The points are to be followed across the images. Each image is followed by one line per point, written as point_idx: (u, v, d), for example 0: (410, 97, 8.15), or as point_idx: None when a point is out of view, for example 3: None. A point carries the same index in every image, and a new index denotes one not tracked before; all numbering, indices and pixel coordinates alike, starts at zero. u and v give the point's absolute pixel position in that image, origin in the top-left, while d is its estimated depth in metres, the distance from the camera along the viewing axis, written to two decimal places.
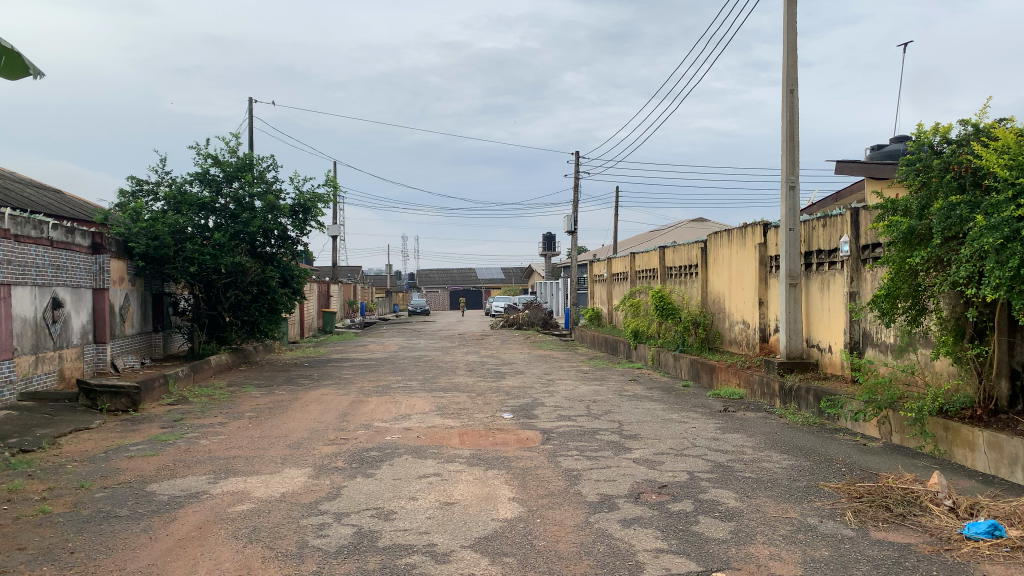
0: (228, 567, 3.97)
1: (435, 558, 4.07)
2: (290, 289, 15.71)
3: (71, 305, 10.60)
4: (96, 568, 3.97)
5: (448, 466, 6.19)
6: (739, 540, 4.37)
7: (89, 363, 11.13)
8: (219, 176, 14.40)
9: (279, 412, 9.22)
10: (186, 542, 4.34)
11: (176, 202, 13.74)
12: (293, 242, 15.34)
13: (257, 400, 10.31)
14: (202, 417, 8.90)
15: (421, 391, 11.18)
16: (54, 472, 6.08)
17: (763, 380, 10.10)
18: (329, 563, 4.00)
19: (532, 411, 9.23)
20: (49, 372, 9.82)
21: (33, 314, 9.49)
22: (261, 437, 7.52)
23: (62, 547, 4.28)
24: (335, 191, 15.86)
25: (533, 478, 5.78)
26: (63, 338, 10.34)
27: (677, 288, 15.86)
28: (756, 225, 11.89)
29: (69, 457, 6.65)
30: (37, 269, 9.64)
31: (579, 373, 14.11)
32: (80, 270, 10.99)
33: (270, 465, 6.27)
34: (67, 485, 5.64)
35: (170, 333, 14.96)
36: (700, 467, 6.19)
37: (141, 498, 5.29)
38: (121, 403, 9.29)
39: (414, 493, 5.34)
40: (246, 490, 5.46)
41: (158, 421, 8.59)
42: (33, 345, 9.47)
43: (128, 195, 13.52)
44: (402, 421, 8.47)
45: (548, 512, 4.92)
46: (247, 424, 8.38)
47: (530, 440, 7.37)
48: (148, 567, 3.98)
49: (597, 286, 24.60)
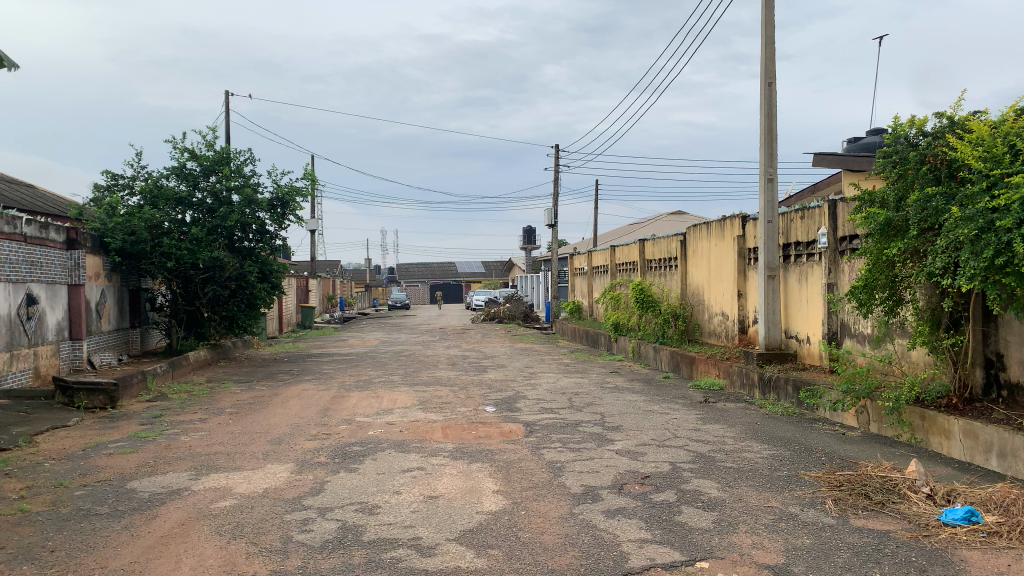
0: (211, 563, 3.94)
1: (420, 551, 4.07)
2: (268, 284, 15.56)
3: (46, 301, 10.46)
4: (77, 567, 3.92)
5: (431, 459, 6.18)
6: (722, 529, 4.41)
7: (65, 360, 11.00)
8: (196, 170, 14.22)
9: (259, 407, 9.18)
10: (169, 539, 4.31)
11: (152, 196, 13.60)
12: (272, 236, 15.22)
13: (238, 395, 10.22)
14: (182, 413, 8.83)
15: (402, 385, 11.15)
16: (31, 470, 6.00)
17: (742, 371, 10.20)
18: (313, 558, 3.98)
19: (515, 404, 9.24)
20: (24, 369, 9.69)
21: (7, 311, 9.34)
22: (243, 433, 7.46)
23: (42, 546, 4.23)
24: (313, 184, 15.74)
25: (516, 471, 5.78)
26: (39, 335, 10.21)
27: (657, 280, 15.92)
28: (735, 216, 11.99)
29: (47, 455, 6.56)
30: (10, 265, 9.48)
31: (560, 365, 14.15)
32: (56, 267, 10.83)
33: (252, 460, 6.23)
34: (46, 483, 5.58)
35: (147, 329, 14.79)
36: (682, 458, 6.24)
37: (121, 495, 5.25)
38: (99, 400, 9.17)
39: (398, 488, 5.33)
40: (228, 486, 5.42)
41: (137, 418, 8.49)
42: (8, 342, 9.33)
43: (103, 189, 13.36)
44: (384, 415, 8.44)
45: (533, 504, 4.94)
46: (227, 419, 8.31)
47: (514, 433, 7.36)
48: (130, 565, 3.94)
49: (577, 279, 24.66)
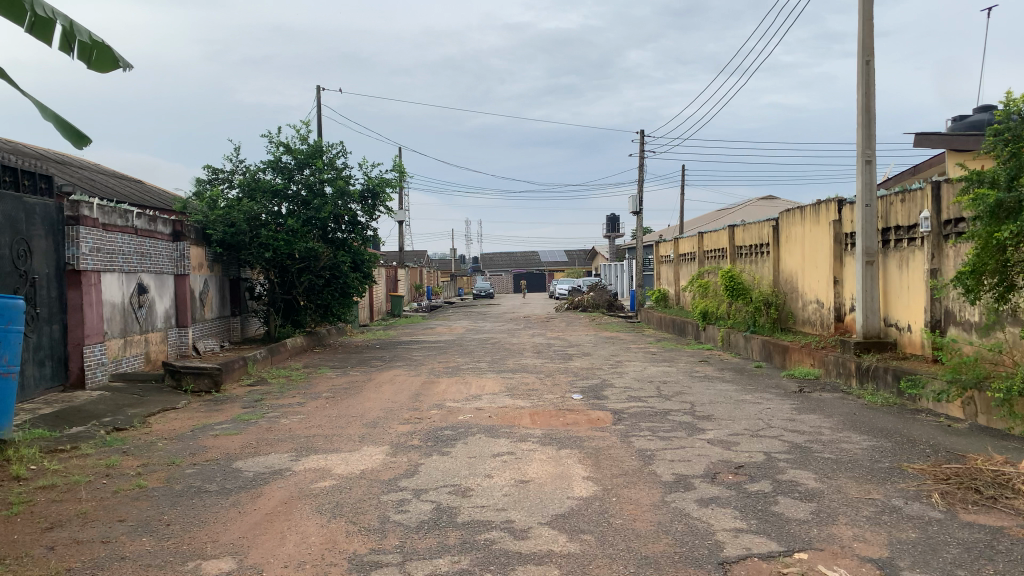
0: (314, 540, 4.09)
1: (514, 534, 4.12)
2: (360, 273, 15.96)
3: (155, 291, 11.03)
4: (192, 539, 4.15)
5: (521, 445, 6.24)
6: (820, 521, 4.29)
7: (172, 346, 11.59)
8: (291, 164, 14.68)
9: (353, 392, 9.46)
10: (274, 516, 4.50)
11: (250, 189, 14.14)
12: (363, 227, 15.60)
13: (332, 381, 10.55)
14: (281, 397, 9.19)
15: (489, 372, 11.27)
16: (146, 449, 6.36)
17: (838, 360, 9.87)
18: (411, 538, 4.09)
19: (602, 392, 9.22)
20: (136, 354, 10.26)
21: (121, 300, 9.90)
22: (339, 416, 7.72)
23: (159, 519, 4.49)
24: (402, 175, 16.02)
25: (606, 458, 5.77)
26: (149, 322, 10.78)
27: (748, 268, 15.56)
28: (830, 201, 11.58)
29: (159, 435, 6.94)
30: (123, 256, 10.02)
31: (647, 354, 14.02)
32: (163, 258, 11.41)
33: (348, 443, 6.43)
34: (159, 461, 5.91)
35: (246, 317, 15.43)
36: (777, 448, 6.10)
37: (228, 473, 5.51)
38: (204, 384, 9.62)
39: (489, 471, 5.41)
40: (327, 467, 5.62)
41: (240, 401, 8.88)
42: (122, 329, 9.90)
43: (205, 183, 13.98)
44: (472, 401, 8.56)
45: (624, 490, 4.93)
46: (324, 403, 8.60)
47: (603, 420, 7.35)
48: (239, 539, 4.14)
49: (663, 267, 24.34)
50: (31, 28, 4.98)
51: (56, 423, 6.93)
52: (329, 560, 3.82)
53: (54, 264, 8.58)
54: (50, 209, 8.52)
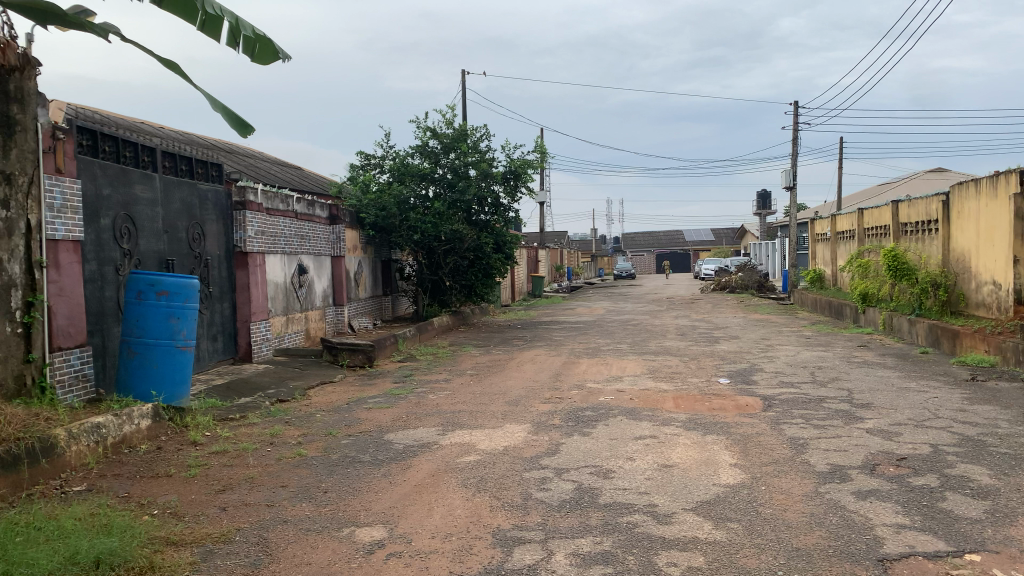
0: (459, 514, 4.21)
1: (657, 518, 4.06)
2: (503, 254, 16.19)
3: (314, 271, 11.67)
4: (347, 507, 4.38)
5: (664, 428, 6.13)
6: (996, 521, 3.94)
7: (330, 323, 12.26)
8: (437, 148, 15.04)
9: (497, 370, 9.64)
10: (422, 488, 4.66)
11: (400, 173, 14.65)
12: (506, 208, 15.77)
13: (477, 359, 10.79)
14: (428, 373, 9.52)
15: (632, 354, 11.16)
16: (306, 419, 6.77)
17: (1018, 347, 9.02)
18: (553, 516, 4.12)
19: (750, 377, 8.90)
20: (297, 331, 10.94)
21: (283, 280, 10.55)
22: (483, 394, 7.89)
23: (318, 486, 4.77)
24: (544, 156, 16.06)
25: (755, 445, 5.57)
26: (308, 301, 11.44)
27: (913, 246, 14.49)
28: (1011, 172, 10.56)
29: (318, 407, 7.38)
30: (285, 239, 10.66)
31: (799, 337, 13.40)
32: (321, 240, 12.05)
33: (492, 420, 6.55)
34: (317, 431, 6.27)
35: (396, 296, 16.06)
36: (945, 440, 5.66)
37: (380, 445, 5.77)
38: (358, 359, 10.12)
39: (632, 454, 5.35)
40: (472, 443, 5.75)
41: (390, 377, 9.28)
42: (284, 307, 10.57)
43: (358, 169, 14.63)
44: (615, 382, 8.51)
45: (773, 479, 4.74)
46: (469, 381, 8.83)
47: (751, 406, 7.10)
48: (390, 509, 4.32)
49: (818, 246, 23.13)
50: (202, 25, 5.33)
51: (228, 393, 7.51)
52: (473, 533, 3.92)
53: (225, 246, 9.25)
54: (221, 196, 9.18)
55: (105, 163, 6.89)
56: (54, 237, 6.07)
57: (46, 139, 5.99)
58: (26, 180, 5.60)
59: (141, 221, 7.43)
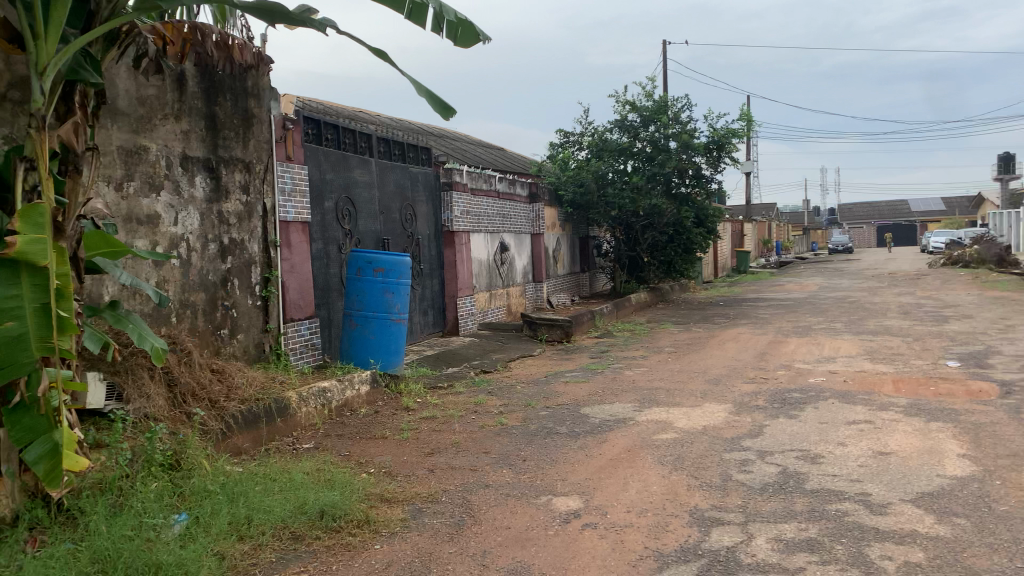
0: (656, 490, 4.18)
1: (870, 508, 3.79)
2: (705, 228, 15.69)
3: (515, 249, 12.01)
4: (544, 476, 4.50)
5: (880, 414, 5.70)
6: None
7: (530, 299, 12.58)
8: (636, 121, 14.75)
9: (697, 348, 9.43)
10: (618, 463, 4.68)
11: (599, 149, 14.63)
12: (708, 180, 15.20)
13: (677, 336, 10.60)
14: (627, 349, 9.50)
15: (845, 334, 10.45)
16: (507, 391, 7.02)
17: None
18: (754, 499, 3.98)
19: (986, 360, 8.02)
20: (500, 306, 11.34)
21: (486, 257, 10.95)
22: (682, 371, 7.75)
23: (517, 454, 4.93)
24: (749, 125, 15.33)
25: (988, 435, 5.03)
26: (510, 277, 11.80)
27: None
28: None
29: (519, 379, 7.62)
30: (487, 217, 11.02)
31: None
32: (522, 218, 12.36)
33: (691, 398, 6.42)
34: (518, 402, 6.48)
35: (595, 273, 16.16)
36: None
37: (577, 418, 5.85)
38: (557, 334, 10.29)
39: (843, 439, 5.03)
40: (669, 420, 5.68)
41: (589, 352, 9.38)
42: (488, 283, 10.98)
43: (558, 146, 14.81)
44: (826, 363, 8.02)
45: (1011, 474, 4.26)
46: (668, 358, 8.70)
47: (985, 392, 6.41)
48: (586, 481, 4.38)
49: None
50: (409, 14, 5.63)
51: (436, 363, 7.97)
52: (669, 511, 3.87)
53: (434, 225, 9.76)
54: (430, 177, 9.66)
55: (327, 150, 7.47)
56: (286, 219, 6.63)
57: (278, 130, 6.57)
58: (264, 168, 6.37)
59: (359, 203, 8.00)
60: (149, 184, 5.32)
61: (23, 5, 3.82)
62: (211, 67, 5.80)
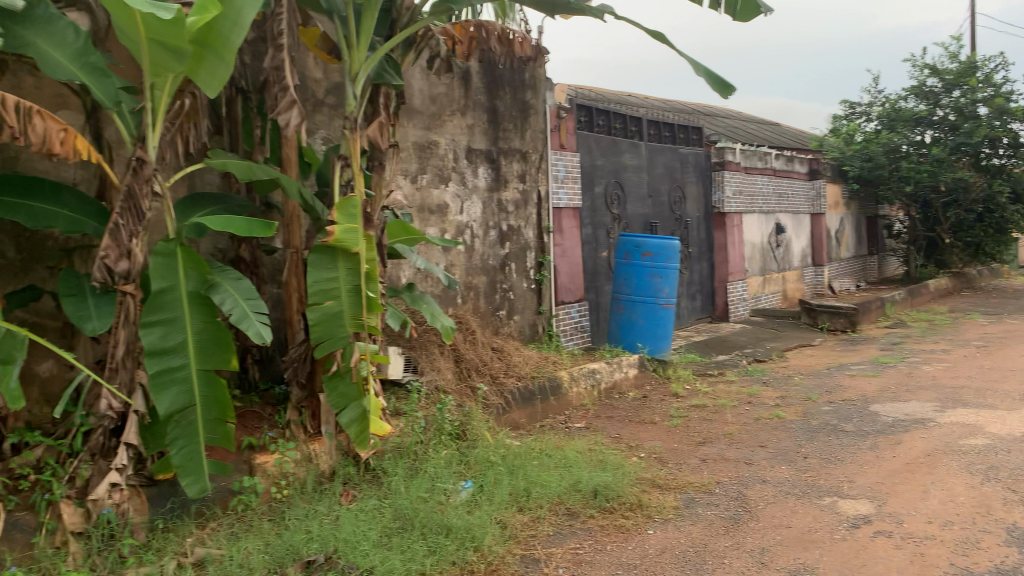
0: (963, 502, 3.72)
1: None
2: None
3: (792, 230, 11.35)
4: (829, 476, 4.21)
5: None
6: None
7: (809, 285, 11.83)
8: (937, 87, 12.78)
9: (1013, 342, 8.23)
10: (915, 467, 4.24)
11: (890, 120, 13.21)
12: None
13: (986, 328, 9.34)
14: (924, 342, 8.57)
15: None
16: (784, 382, 6.67)
17: None
18: None
19: None
20: (774, 291, 10.80)
21: (760, 240, 10.47)
22: (995, 369, 6.82)
23: (796, 450, 4.67)
24: None
25: None
26: (786, 261, 11.19)
27: None
28: None
29: (796, 369, 7.20)
30: (762, 198, 10.50)
31: None
32: (800, 198, 11.62)
33: (1007, 400, 5.63)
34: (796, 395, 6.12)
35: (884, 256, 14.99)
36: None
37: (865, 416, 5.39)
38: (840, 323, 9.58)
39: None
40: (979, 424, 5.02)
41: (877, 343, 8.61)
42: (762, 267, 10.52)
43: (842, 119, 13.71)
44: None
45: None
46: (976, 353, 7.71)
47: None
48: (877, 485, 4.02)
49: None
50: None
51: (706, 350, 7.80)
52: (980, 526, 3.43)
53: (705, 208, 9.51)
54: (701, 157, 9.41)
55: (599, 136, 7.58)
56: (559, 205, 6.82)
57: (552, 120, 6.75)
58: (539, 157, 6.62)
59: (629, 187, 8.03)
60: (440, 177, 5.80)
61: (340, 19, 4.28)
62: (492, 63, 6.14)
